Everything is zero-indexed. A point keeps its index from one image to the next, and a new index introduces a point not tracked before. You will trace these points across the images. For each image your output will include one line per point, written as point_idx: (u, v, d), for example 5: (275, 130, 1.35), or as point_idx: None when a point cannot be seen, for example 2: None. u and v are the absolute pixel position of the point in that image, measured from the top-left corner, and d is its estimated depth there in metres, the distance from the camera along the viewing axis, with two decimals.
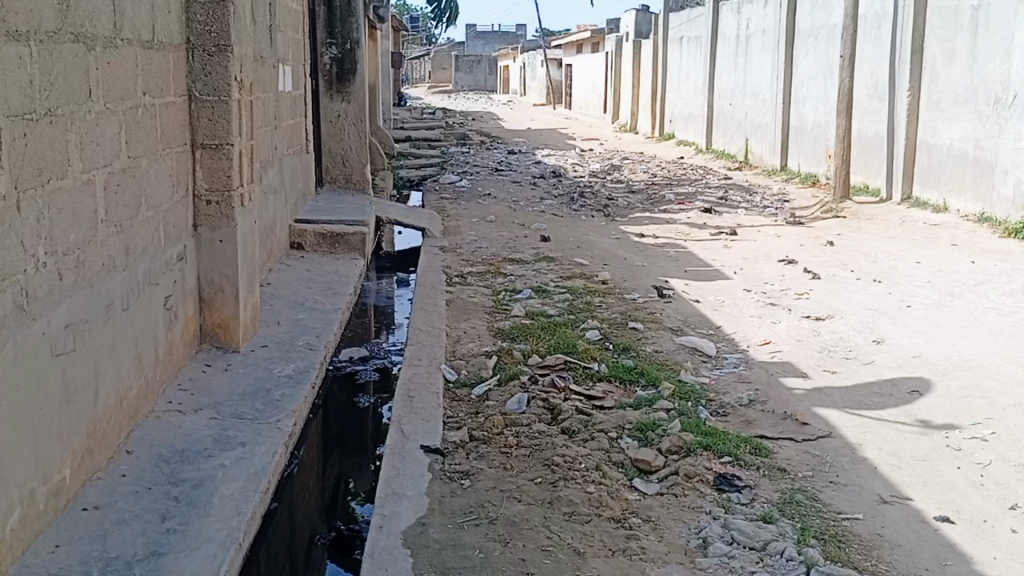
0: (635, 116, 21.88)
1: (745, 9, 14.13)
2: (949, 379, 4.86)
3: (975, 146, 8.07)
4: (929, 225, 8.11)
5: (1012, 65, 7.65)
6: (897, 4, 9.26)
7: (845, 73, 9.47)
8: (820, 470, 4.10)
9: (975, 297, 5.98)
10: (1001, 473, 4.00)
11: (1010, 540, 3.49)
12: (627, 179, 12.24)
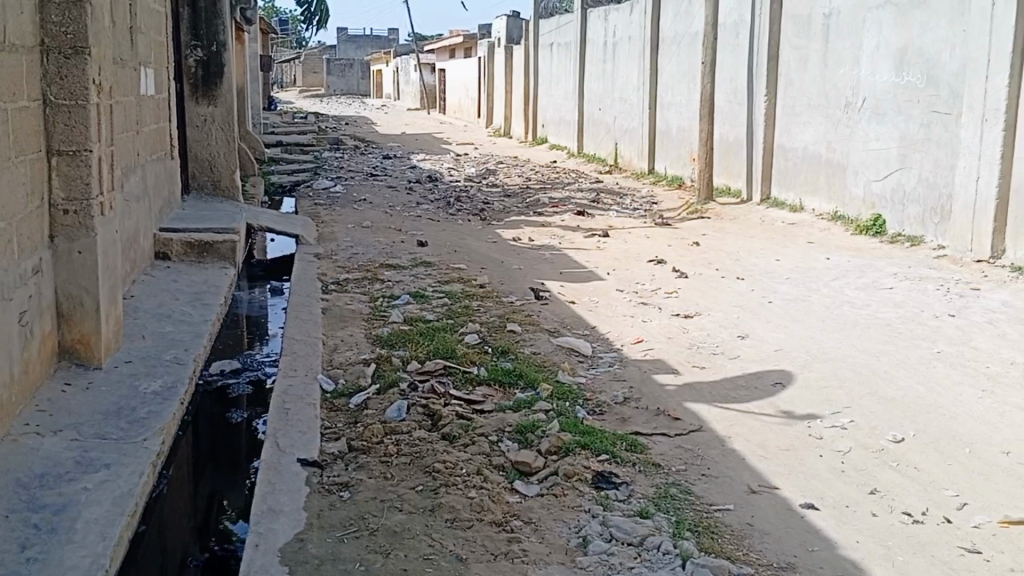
0: (508, 120, 22.15)
1: (612, 15, 14.48)
2: (809, 371, 5.09)
3: (828, 149, 8.54)
4: (786, 224, 8.54)
5: (860, 71, 8.08)
6: (754, 13, 9.68)
7: (706, 79, 9.82)
8: (692, 463, 4.22)
9: (829, 292, 6.32)
10: (859, 459, 4.21)
11: (870, 523, 3.67)
12: (503, 182, 12.36)
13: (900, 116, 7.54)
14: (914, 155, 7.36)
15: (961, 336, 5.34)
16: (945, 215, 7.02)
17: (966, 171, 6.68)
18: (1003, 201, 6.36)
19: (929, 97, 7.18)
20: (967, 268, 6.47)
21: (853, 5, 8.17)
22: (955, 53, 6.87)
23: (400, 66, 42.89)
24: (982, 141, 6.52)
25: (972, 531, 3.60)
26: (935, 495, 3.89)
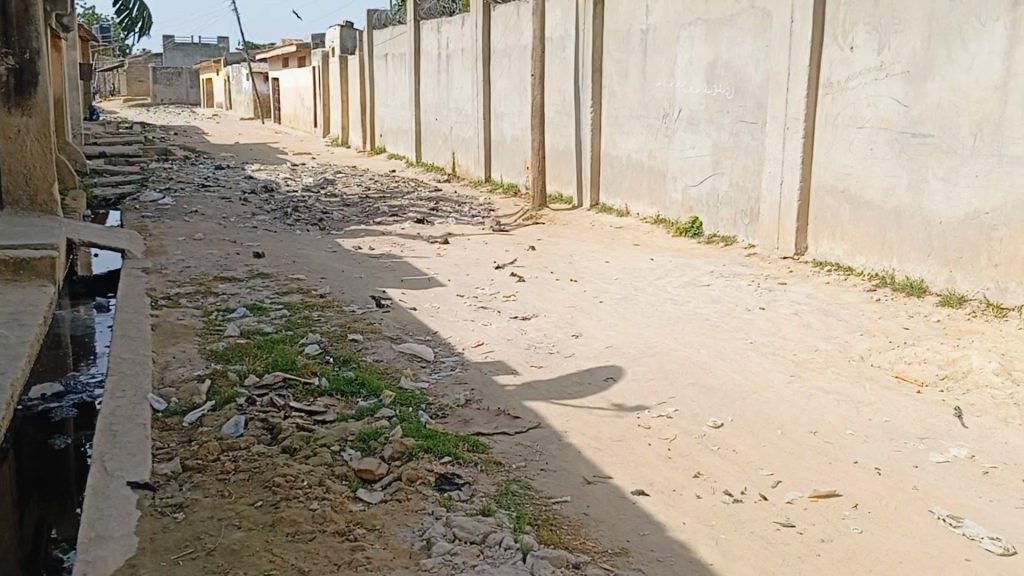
0: (345, 130, 22.05)
1: (445, 28, 14.66)
2: (637, 365, 5.38)
3: (649, 157, 9.06)
4: (614, 227, 9.00)
5: (675, 83, 8.60)
6: (577, 28, 10.11)
7: (536, 90, 10.16)
8: (531, 459, 4.35)
9: (655, 290, 6.68)
10: (685, 446, 4.47)
11: (696, 505, 3.89)
12: (343, 191, 12.28)
13: (712, 125, 8.07)
14: (726, 162, 7.89)
15: (771, 326, 5.78)
16: (754, 216, 7.58)
17: (772, 176, 7.24)
18: (804, 203, 6.95)
19: (738, 108, 7.72)
20: (775, 264, 7.02)
21: (667, 21, 8.65)
22: (759, 67, 7.41)
23: (233, 75, 41.72)
24: (784, 148, 7.08)
25: (785, 506, 3.87)
26: (752, 475, 4.17)
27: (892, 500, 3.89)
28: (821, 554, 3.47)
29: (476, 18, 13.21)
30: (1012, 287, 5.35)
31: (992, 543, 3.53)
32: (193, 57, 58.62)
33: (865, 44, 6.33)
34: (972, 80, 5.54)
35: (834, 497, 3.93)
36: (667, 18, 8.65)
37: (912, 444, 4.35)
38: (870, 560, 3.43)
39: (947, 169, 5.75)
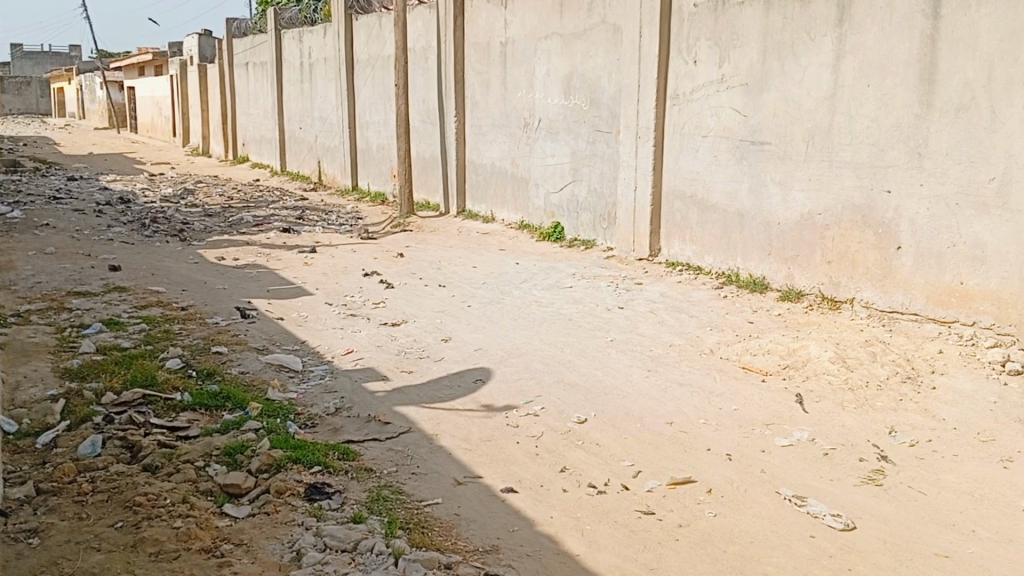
0: (206, 140, 21.43)
1: (307, 37, 14.50)
2: (505, 366, 5.53)
3: (513, 164, 9.30)
4: (481, 233, 9.18)
5: (534, 93, 8.86)
6: (439, 40, 10.26)
7: (399, 100, 10.24)
8: (402, 463, 4.35)
9: (520, 293, 6.87)
10: (551, 442, 4.59)
11: (563, 499, 4.00)
12: (205, 202, 11.95)
13: (570, 134, 8.36)
14: (584, 169, 8.20)
15: (629, 325, 6.05)
16: (612, 220, 7.90)
17: (627, 182, 7.57)
18: (657, 207, 7.32)
19: (593, 117, 8.04)
20: (631, 265, 7.35)
21: (524, 34, 8.91)
22: (612, 79, 7.75)
23: (85, 83, 39.73)
24: (637, 155, 7.42)
25: (645, 495, 4.01)
26: (615, 466, 4.32)
27: (743, 484, 4.07)
28: (678, 539, 3.62)
29: (338, 29, 13.17)
30: (843, 281, 5.87)
31: (833, 519, 3.71)
32: (43, 63, 55.44)
33: (707, 58, 6.73)
34: (804, 91, 5.99)
35: (690, 484, 4.10)
36: (525, 31, 8.90)
37: (759, 430, 4.57)
38: (723, 541, 3.59)
39: (783, 174, 6.19)
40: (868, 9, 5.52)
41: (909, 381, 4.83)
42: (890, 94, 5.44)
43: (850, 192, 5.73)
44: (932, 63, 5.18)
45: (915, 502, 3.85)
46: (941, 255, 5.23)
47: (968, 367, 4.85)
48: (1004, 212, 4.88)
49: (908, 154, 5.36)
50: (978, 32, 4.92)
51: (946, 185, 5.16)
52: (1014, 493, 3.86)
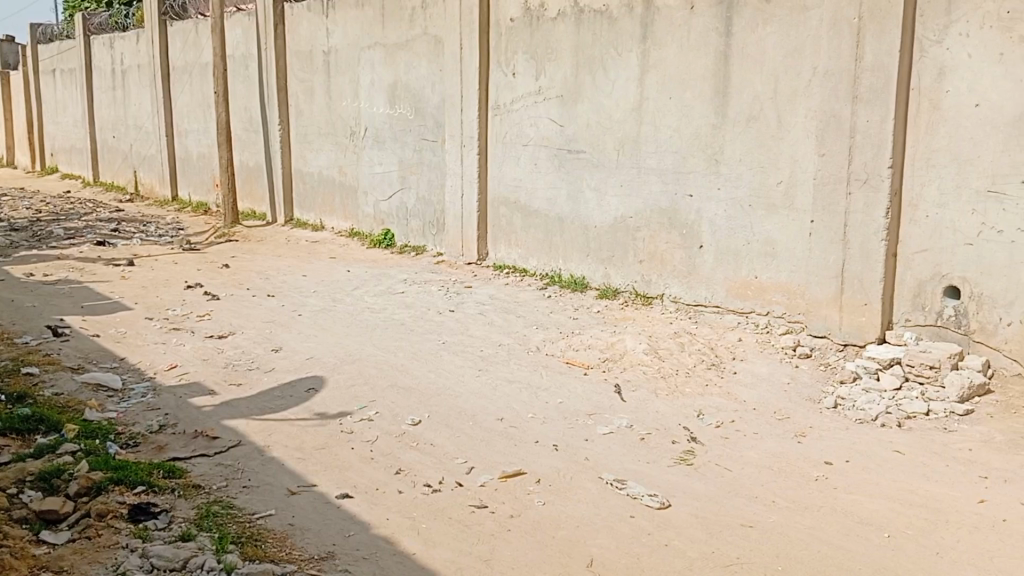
0: (8, 150, 19.80)
1: (117, 42, 13.78)
2: (337, 374, 5.55)
3: (340, 173, 9.28)
4: (310, 242, 9.11)
5: (360, 103, 8.89)
6: (259, 48, 10.08)
7: (220, 108, 9.98)
8: (232, 478, 4.30)
9: (351, 301, 6.90)
10: (386, 445, 4.66)
11: (398, 500, 4.09)
12: (9, 215, 11.09)
13: (397, 143, 8.47)
14: (412, 177, 8.33)
15: (459, 326, 6.25)
16: (440, 227, 8.08)
17: (453, 189, 7.76)
18: (483, 213, 7.56)
19: (418, 127, 8.19)
20: (460, 270, 7.55)
21: (347, 44, 8.93)
22: (435, 89, 7.94)
23: None
24: (462, 163, 7.63)
25: (478, 490, 4.17)
26: (448, 464, 4.45)
27: (569, 472, 4.32)
28: (511, 529, 3.81)
29: (151, 35, 12.60)
30: (653, 279, 6.32)
31: (650, 499, 4.02)
32: None
33: (525, 71, 7.04)
34: (613, 103, 6.40)
35: (521, 475, 4.30)
36: (347, 41, 8.92)
37: (582, 421, 4.85)
38: (552, 528, 3.81)
39: (598, 180, 6.59)
40: (668, 27, 5.98)
41: (714, 368, 5.27)
42: (689, 105, 5.92)
43: (657, 196, 6.19)
44: (726, 77, 5.69)
45: (722, 478, 4.21)
46: (738, 253, 5.76)
47: (764, 353, 5.36)
48: (791, 211, 5.44)
49: (706, 160, 5.86)
50: (764, 49, 5.46)
51: (741, 189, 5.69)
52: (806, 464, 4.28)
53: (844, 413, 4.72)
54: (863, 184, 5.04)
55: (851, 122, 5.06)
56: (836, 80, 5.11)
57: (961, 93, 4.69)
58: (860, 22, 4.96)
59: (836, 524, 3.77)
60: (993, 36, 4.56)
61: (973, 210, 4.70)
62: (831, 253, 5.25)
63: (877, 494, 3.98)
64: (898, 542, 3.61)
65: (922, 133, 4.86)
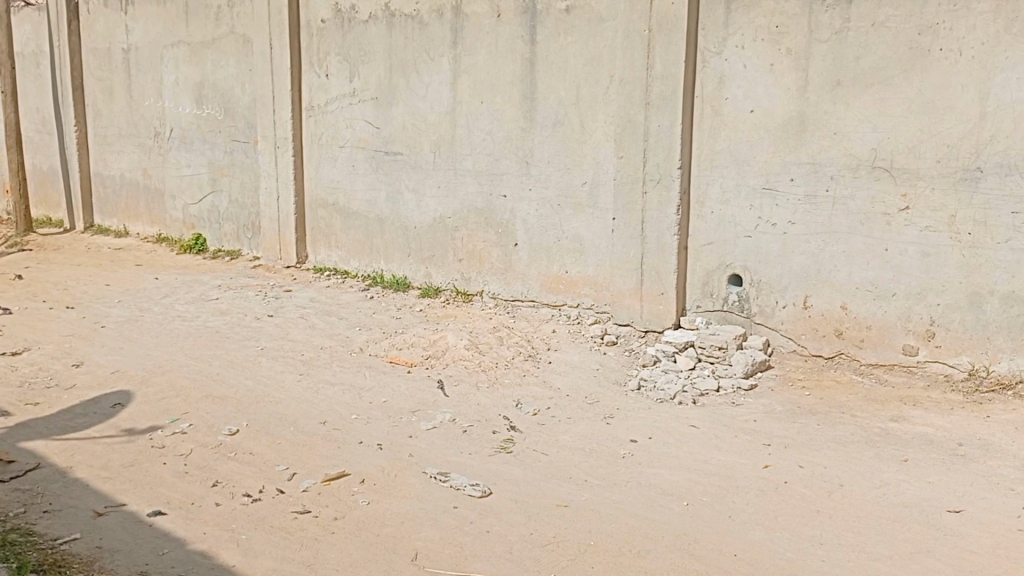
0: None
1: None
2: (147, 387, 5.32)
3: (146, 176, 8.83)
4: (114, 249, 8.60)
5: (164, 102, 8.49)
6: (50, 44, 9.38)
7: (6, 108, 9.21)
8: (31, 503, 4.04)
9: (162, 310, 6.62)
10: (201, 457, 4.54)
11: (216, 513, 4.01)
12: None
13: (206, 144, 8.17)
14: (223, 179, 8.07)
15: (279, 331, 6.16)
16: (256, 230, 7.88)
17: (268, 191, 7.60)
18: (300, 215, 7.46)
19: (228, 128, 7.94)
20: (278, 274, 7.42)
21: (149, 42, 8.51)
22: (244, 90, 7.74)
23: None
24: (276, 164, 7.49)
25: (299, 496, 4.16)
26: (269, 472, 4.40)
27: (393, 469, 4.40)
28: (334, 532, 3.84)
29: None
30: (472, 276, 6.49)
31: (473, 489, 4.17)
32: None
33: (338, 72, 7.03)
34: (427, 105, 6.53)
35: (344, 477, 4.33)
36: (148, 38, 8.50)
37: (406, 417, 4.94)
38: (376, 526, 3.89)
39: (415, 182, 6.69)
40: (476, 33, 6.18)
41: (530, 359, 5.52)
42: (499, 108, 6.15)
43: (473, 197, 6.39)
44: (533, 83, 5.96)
45: (539, 463, 4.44)
46: (549, 249, 6.05)
47: (575, 343, 5.67)
48: (594, 209, 5.79)
49: (517, 162, 6.11)
50: (566, 56, 5.77)
51: (550, 189, 5.98)
52: (615, 444, 4.59)
53: (647, 394, 5.10)
54: (657, 183, 5.46)
55: (645, 127, 5.46)
56: (630, 87, 5.50)
57: (739, 100, 5.22)
58: (650, 33, 5.36)
59: (641, 497, 4.09)
60: (764, 48, 5.11)
61: (751, 206, 5.25)
62: (631, 247, 5.64)
63: (677, 467, 4.35)
64: (696, 509, 3.97)
65: (707, 137, 5.35)
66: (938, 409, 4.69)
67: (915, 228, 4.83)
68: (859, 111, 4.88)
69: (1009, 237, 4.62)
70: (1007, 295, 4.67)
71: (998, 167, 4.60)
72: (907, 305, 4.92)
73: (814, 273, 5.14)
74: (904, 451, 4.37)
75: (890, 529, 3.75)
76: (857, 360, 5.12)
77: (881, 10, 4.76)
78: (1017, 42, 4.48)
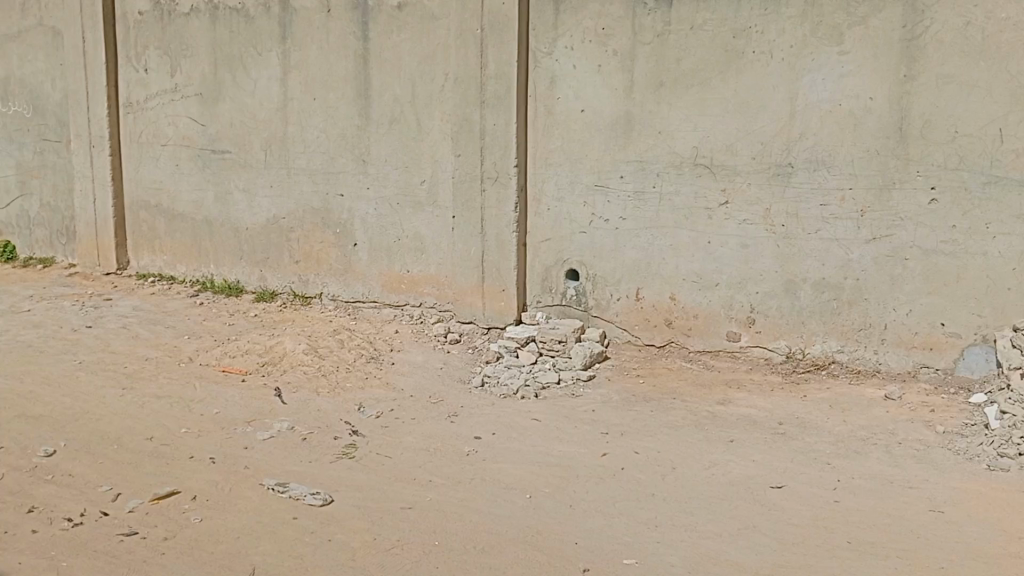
0: None
1: None
2: None
3: None
4: None
5: None
6: None
7: None
8: None
9: None
10: (13, 483, 4.17)
11: (31, 541, 3.69)
12: None
13: (12, 144, 7.52)
14: (33, 181, 7.46)
15: (101, 343, 5.76)
16: (72, 235, 7.33)
17: (84, 193, 7.09)
18: (121, 219, 7.02)
19: (37, 126, 7.35)
20: (99, 281, 6.94)
21: None
22: (55, 85, 7.18)
23: None
24: (93, 164, 7.00)
25: (125, 517, 3.90)
26: (92, 493, 4.10)
27: (229, 483, 4.21)
28: (165, 552, 3.63)
29: None
30: (309, 279, 6.32)
31: (313, 498, 4.05)
32: None
33: (160, 67, 6.65)
34: (257, 102, 6.30)
35: (176, 494, 4.10)
36: None
37: (241, 428, 4.74)
38: (211, 543, 3.71)
39: (246, 181, 6.44)
40: (306, 28, 6.00)
41: (372, 360, 5.44)
42: (333, 106, 6.01)
43: (308, 197, 6.22)
44: (366, 80, 5.87)
45: (382, 466, 4.38)
46: (389, 249, 5.99)
47: (418, 342, 5.65)
48: (434, 208, 5.78)
49: (353, 160, 6.01)
50: (400, 54, 5.72)
51: (388, 188, 5.92)
52: (458, 441, 4.61)
53: (491, 390, 5.14)
54: (494, 181, 5.53)
55: (480, 126, 5.50)
56: (465, 86, 5.52)
57: (571, 99, 5.36)
58: (483, 32, 5.41)
59: (486, 493, 4.12)
60: (592, 49, 5.26)
61: (585, 203, 5.42)
62: (472, 245, 5.67)
63: (520, 461, 4.41)
64: (539, 501, 4.04)
65: (541, 135, 5.47)
66: (759, 391, 5.00)
67: (735, 221, 5.12)
68: (682, 110, 5.12)
69: (817, 228, 4.97)
70: (817, 282, 5.02)
71: (806, 163, 4.94)
72: (729, 294, 5.22)
73: (644, 266, 5.36)
74: (730, 432, 4.62)
75: (719, 507, 3.95)
76: (687, 347, 5.38)
77: (699, 14, 5.01)
78: (819, 45, 4.82)
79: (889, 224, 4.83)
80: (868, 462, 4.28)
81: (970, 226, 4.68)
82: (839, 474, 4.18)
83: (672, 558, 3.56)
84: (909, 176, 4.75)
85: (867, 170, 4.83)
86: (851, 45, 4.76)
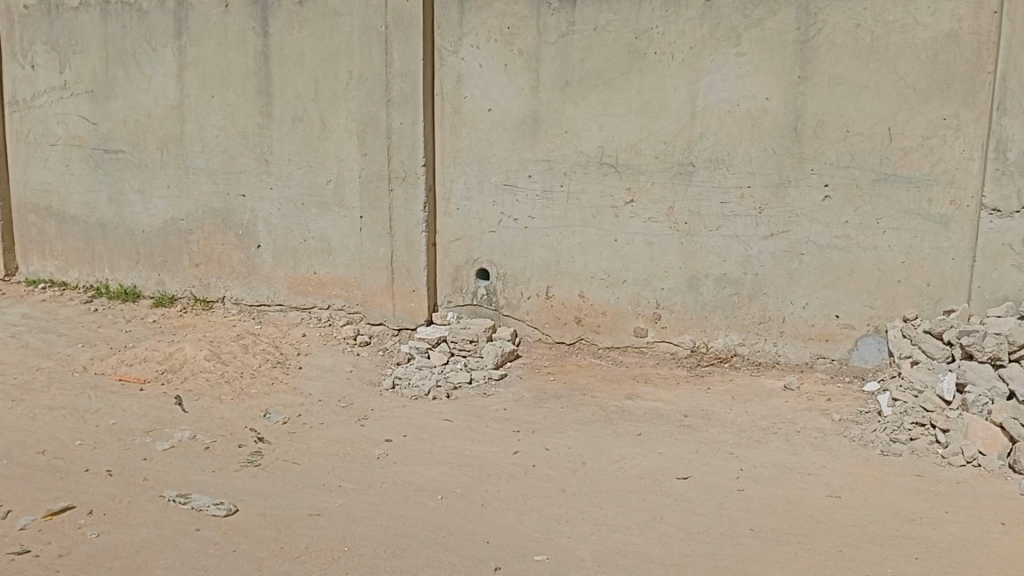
0: None
1: None
2: None
3: None
4: None
5: None
6: None
7: None
8: None
9: None
10: None
11: None
12: None
13: None
14: None
15: None
16: None
17: None
18: (8, 223, 6.67)
19: None
20: None
21: None
22: None
23: None
24: None
25: (15, 535, 3.68)
26: None
27: (126, 496, 4.04)
28: (58, 571, 3.44)
29: None
30: (211, 282, 6.13)
31: (217, 508, 3.92)
32: None
33: (46, 63, 6.34)
34: (152, 100, 6.07)
35: (70, 510, 3.90)
36: None
37: (138, 439, 4.56)
38: (108, 558, 3.54)
39: (142, 182, 6.20)
40: (204, 24, 5.82)
41: (278, 365, 5.33)
42: (233, 104, 5.85)
43: (208, 197, 6.03)
44: (268, 77, 5.73)
45: (289, 472, 4.28)
46: (294, 250, 5.87)
47: (326, 345, 5.57)
48: (340, 208, 5.69)
49: (255, 160, 5.86)
50: (302, 51, 5.60)
51: (293, 189, 5.79)
52: (369, 445, 4.55)
53: (401, 392, 5.09)
54: (402, 181, 5.49)
55: (387, 125, 5.45)
56: (370, 84, 5.46)
57: (477, 98, 5.35)
58: (387, 30, 5.35)
59: (397, 496, 4.07)
60: (498, 48, 5.27)
61: (494, 202, 5.43)
62: (380, 245, 5.61)
63: (431, 462, 4.38)
64: (450, 502, 4.02)
65: (448, 135, 5.45)
66: (666, 385, 5.10)
67: (640, 220, 5.21)
68: (587, 110, 5.18)
69: (718, 225, 5.10)
70: (719, 277, 5.16)
71: (707, 162, 5.06)
72: (636, 291, 5.31)
73: (553, 264, 5.41)
74: (638, 426, 4.70)
75: (628, 500, 4.02)
76: (596, 344, 5.45)
77: (601, 15, 5.07)
78: (718, 47, 4.95)
79: (785, 221, 5.00)
80: (769, 450, 4.42)
81: (862, 222, 4.88)
82: (742, 464, 4.30)
83: (582, 552, 3.60)
84: (805, 174, 4.93)
85: (765, 169, 4.98)
86: (747, 47, 4.90)
